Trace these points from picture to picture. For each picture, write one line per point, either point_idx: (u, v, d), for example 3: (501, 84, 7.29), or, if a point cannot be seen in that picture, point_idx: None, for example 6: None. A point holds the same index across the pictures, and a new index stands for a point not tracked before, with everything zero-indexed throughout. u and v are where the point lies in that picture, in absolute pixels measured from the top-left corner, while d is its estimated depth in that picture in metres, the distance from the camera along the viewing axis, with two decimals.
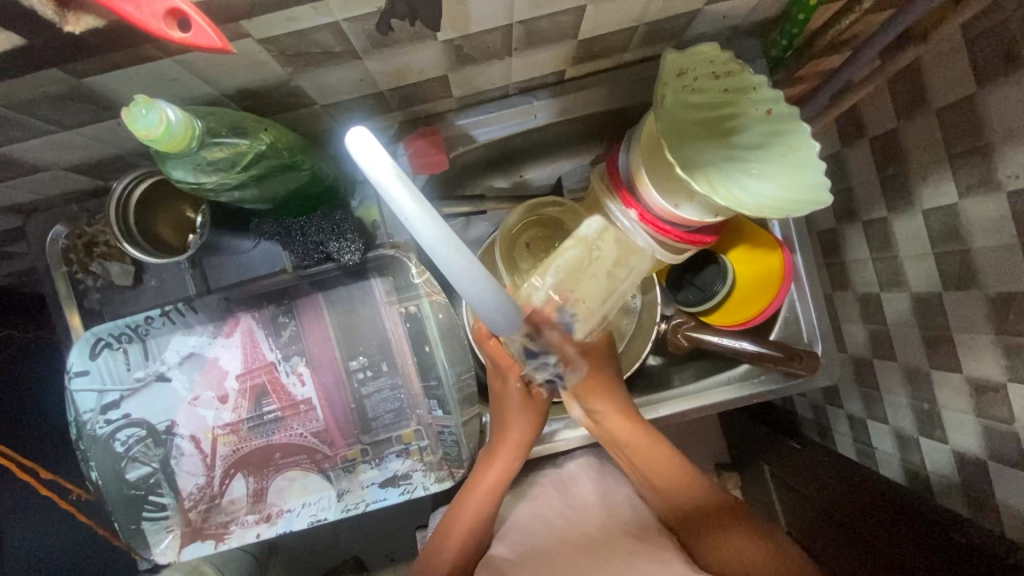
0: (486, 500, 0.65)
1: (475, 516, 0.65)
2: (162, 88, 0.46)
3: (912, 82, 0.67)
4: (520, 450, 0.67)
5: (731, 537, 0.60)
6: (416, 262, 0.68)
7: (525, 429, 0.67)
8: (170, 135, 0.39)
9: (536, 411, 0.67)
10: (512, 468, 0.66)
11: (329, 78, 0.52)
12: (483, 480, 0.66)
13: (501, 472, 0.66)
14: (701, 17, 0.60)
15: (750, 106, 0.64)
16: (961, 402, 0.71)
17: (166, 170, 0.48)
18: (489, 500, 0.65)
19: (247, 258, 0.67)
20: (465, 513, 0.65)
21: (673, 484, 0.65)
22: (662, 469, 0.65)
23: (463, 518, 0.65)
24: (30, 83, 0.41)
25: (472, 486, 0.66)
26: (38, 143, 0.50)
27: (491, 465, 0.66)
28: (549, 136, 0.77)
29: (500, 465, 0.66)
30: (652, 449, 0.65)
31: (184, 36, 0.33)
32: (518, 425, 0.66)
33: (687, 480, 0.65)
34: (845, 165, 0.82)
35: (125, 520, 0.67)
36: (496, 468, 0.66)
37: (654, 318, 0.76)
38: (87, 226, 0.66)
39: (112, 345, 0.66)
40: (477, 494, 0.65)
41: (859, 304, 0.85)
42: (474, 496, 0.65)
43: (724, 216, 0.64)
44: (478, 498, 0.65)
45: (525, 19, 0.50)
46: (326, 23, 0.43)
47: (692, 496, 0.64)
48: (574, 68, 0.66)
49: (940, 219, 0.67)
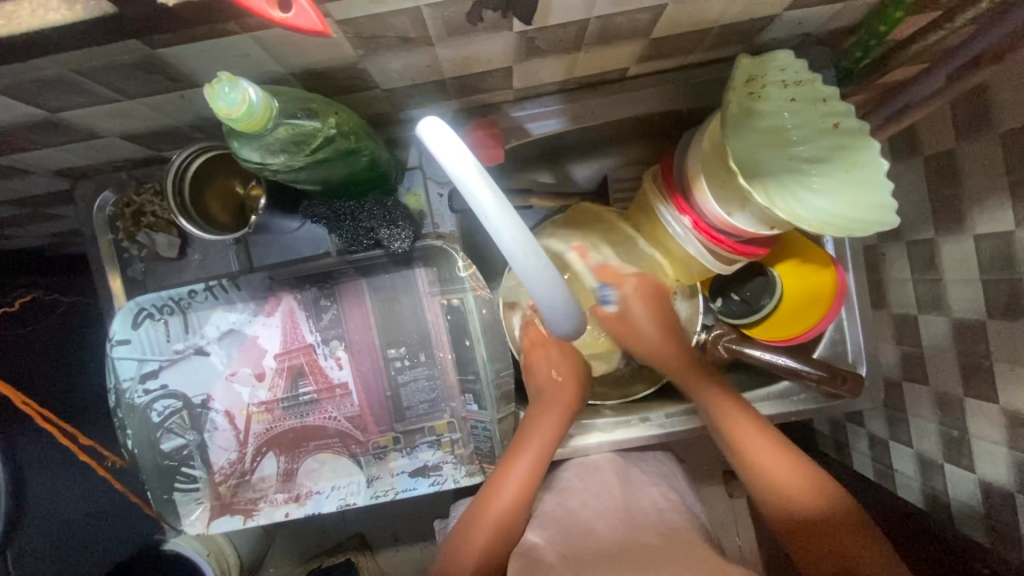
0: (516, 491, 0.63)
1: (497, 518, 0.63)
2: (234, 64, 0.45)
3: (984, 103, 0.64)
4: (560, 433, 0.66)
5: (849, 538, 0.59)
6: (462, 255, 0.67)
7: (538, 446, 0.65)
8: (251, 114, 0.38)
9: (548, 412, 0.67)
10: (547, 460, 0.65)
11: (395, 63, 0.51)
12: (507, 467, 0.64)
13: (533, 463, 0.64)
14: (779, 21, 0.58)
15: (815, 117, 0.62)
16: (994, 432, 0.69)
17: (234, 147, 0.46)
18: (516, 505, 0.63)
19: (291, 239, 0.67)
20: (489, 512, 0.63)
21: (791, 490, 0.62)
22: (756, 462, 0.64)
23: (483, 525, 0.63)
24: (106, 52, 0.40)
25: (493, 490, 0.63)
26: (100, 109, 0.50)
27: (517, 456, 0.64)
28: (600, 133, 0.76)
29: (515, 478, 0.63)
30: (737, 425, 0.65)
31: (284, 15, 0.32)
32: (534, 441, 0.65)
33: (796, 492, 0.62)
34: (897, 182, 0.80)
35: (156, 489, 0.67)
36: (526, 455, 0.64)
37: (695, 325, 0.77)
38: (134, 194, 0.66)
39: (155, 315, 0.66)
40: (498, 502, 0.63)
41: (894, 325, 0.83)
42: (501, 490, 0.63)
43: (781, 229, 0.62)
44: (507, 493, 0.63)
45: (604, 14, 0.48)
46: (408, 7, 0.41)
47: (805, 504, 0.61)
48: (637, 66, 0.64)
49: (992, 246, 0.65)
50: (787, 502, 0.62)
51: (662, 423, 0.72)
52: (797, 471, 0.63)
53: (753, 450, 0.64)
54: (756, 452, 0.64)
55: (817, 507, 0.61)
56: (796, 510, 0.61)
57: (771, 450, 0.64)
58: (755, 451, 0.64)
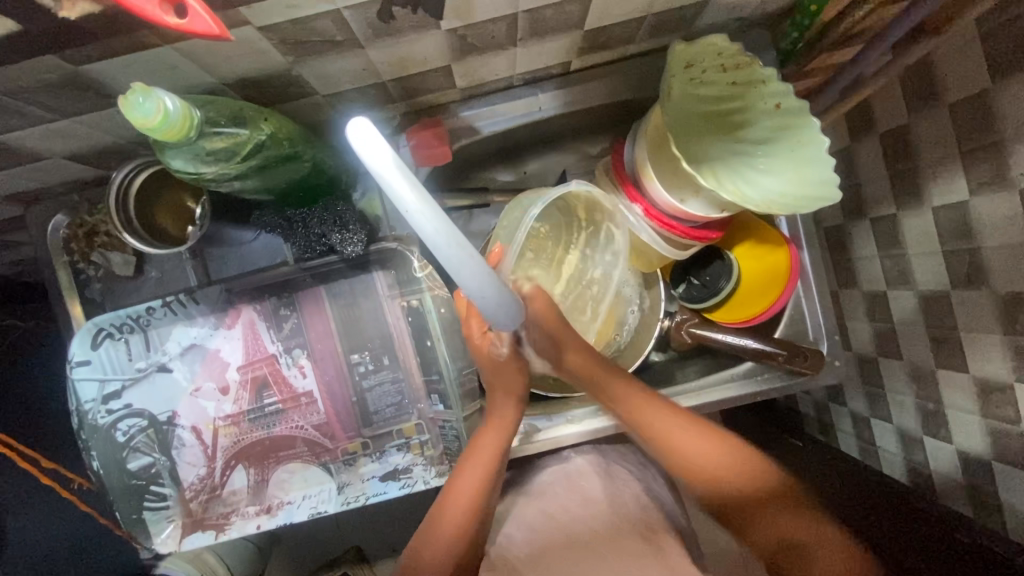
0: (493, 463, 0.63)
1: (469, 507, 0.61)
2: (162, 76, 0.45)
3: (925, 76, 0.65)
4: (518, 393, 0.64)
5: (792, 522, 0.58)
6: (418, 256, 0.67)
7: (507, 412, 0.64)
8: (168, 123, 0.39)
9: (512, 389, 0.63)
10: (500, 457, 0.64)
11: (330, 67, 0.51)
12: (475, 451, 0.63)
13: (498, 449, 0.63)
14: (711, 7, 0.59)
15: (758, 100, 0.62)
16: (967, 402, 0.69)
17: (165, 159, 0.48)
18: (485, 484, 0.62)
19: (247, 250, 0.66)
20: (460, 496, 0.61)
21: (730, 477, 0.60)
22: (701, 459, 0.60)
23: (450, 519, 0.61)
24: (26, 71, 0.40)
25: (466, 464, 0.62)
26: (36, 131, 0.50)
27: (491, 433, 0.64)
28: (553, 128, 0.76)
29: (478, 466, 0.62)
30: (656, 422, 0.61)
31: (180, 21, 0.33)
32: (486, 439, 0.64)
33: (734, 480, 0.60)
34: (853, 160, 0.81)
35: (126, 509, 0.67)
36: (494, 431, 0.64)
37: (656, 313, 0.74)
38: (87, 215, 0.65)
39: (114, 335, 0.66)
40: (471, 475, 0.62)
41: (865, 302, 0.84)
42: (471, 469, 0.62)
43: (730, 212, 0.64)
44: (477, 471, 0.62)
45: (529, 8, 0.49)
46: (328, 10, 0.42)
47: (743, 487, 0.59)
48: (579, 59, 0.64)
49: (949, 218, 0.66)
50: (722, 486, 0.60)
51: None
52: (733, 453, 0.61)
53: (698, 441, 0.61)
54: (686, 445, 0.61)
55: (751, 488, 0.59)
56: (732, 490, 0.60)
57: (711, 439, 0.61)
58: (701, 443, 0.61)
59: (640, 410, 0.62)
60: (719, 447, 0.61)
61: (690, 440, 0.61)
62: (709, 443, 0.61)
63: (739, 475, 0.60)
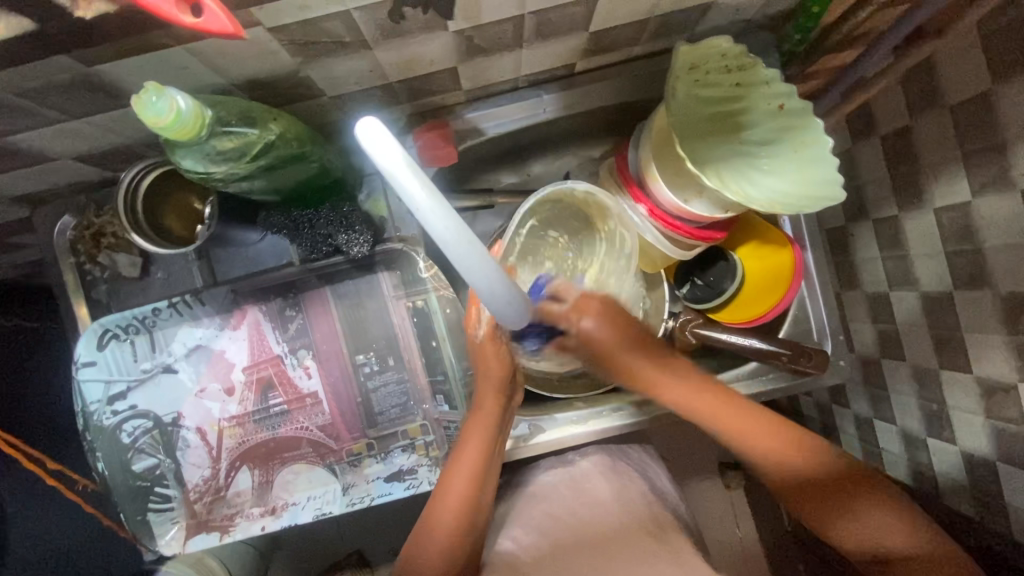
0: (479, 462, 0.61)
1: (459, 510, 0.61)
2: (171, 77, 0.46)
3: (928, 77, 0.66)
4: (500, 382, 0.61)
5: (864, 506, 0.59)
6: (424, 257, 0.67)
7: (490, 404, 0.62)
8: (181, 122, 0.40)
9: (498, 383, 0.61)
10: (486, 454, 0.62)
11: (337, 69, 0.51)
12: (462, 451, 0.61)
13: (483, 450, 0.61)
14: (715, 8, 0.59)
15: (761, 101, 0.63)
16: (971, 403, 0.69)
17: (175, 159, 0.48)
18: (474, 483, 0.61)
19: (254, 250, 0.66)
20: (450, 499, 0.61)
21: (799, 465, 0.61)
22: (762, 445, 0.61)
23: (441, 525, 0.61)
24: (39, 70, 0.41)
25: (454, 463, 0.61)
26: (46, 132, 0.50)
27: (473, 431, 0.61)
28: (558, 130, 0.77)
29: (465, 466, 0.61)
30: (713, 407, 0.60)
31: (196, 20, 0.33)
32: (472, 439, 0.61)
33: (801, 465, 0.61)
34: (855, 162, 0.81)
35: (130, 511, 0.67)
36: (478, 430, 0.62)
37: (661, 314, 0.73)
38: (94, 216, 0.65)
39: (120, 336, 0.66)
40: (459, 476, 0.61)
41: (868, 304, 0.84)
42: (456, 470, 0.61)
43: (735, 212, 0.64)
44: (463, 472, 0.61)
45: (536, 9, 0.49)
46: (337, 11, 0.42)
47: (812, 472, 0.61)
48: (584, 60, 0.65)
49: (951, 219, 0.66)
50: (791, 475, 0.61)
51: (633, 412, 0.72)
52: (794, 441, 0.61)
53: (755, 425, 0.61)
54: (747, 432, 0.61)
55: (819, 475, 0.60)
56: (803, 478, 0.61)
57: (768, 424, 0.61)
58: (759, 427, 0.61)
59: (691, 397, 0.59)
60: (778, 432, 0.61)
61: (748, 428, 0.61)
62: (796, 447, 0.61)
63: (818, 468, 0.60)
